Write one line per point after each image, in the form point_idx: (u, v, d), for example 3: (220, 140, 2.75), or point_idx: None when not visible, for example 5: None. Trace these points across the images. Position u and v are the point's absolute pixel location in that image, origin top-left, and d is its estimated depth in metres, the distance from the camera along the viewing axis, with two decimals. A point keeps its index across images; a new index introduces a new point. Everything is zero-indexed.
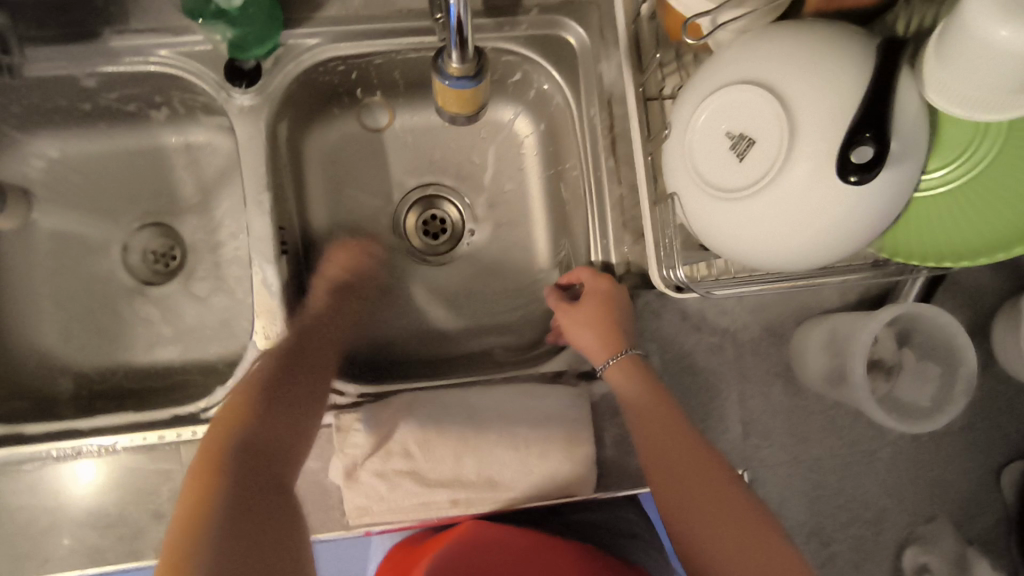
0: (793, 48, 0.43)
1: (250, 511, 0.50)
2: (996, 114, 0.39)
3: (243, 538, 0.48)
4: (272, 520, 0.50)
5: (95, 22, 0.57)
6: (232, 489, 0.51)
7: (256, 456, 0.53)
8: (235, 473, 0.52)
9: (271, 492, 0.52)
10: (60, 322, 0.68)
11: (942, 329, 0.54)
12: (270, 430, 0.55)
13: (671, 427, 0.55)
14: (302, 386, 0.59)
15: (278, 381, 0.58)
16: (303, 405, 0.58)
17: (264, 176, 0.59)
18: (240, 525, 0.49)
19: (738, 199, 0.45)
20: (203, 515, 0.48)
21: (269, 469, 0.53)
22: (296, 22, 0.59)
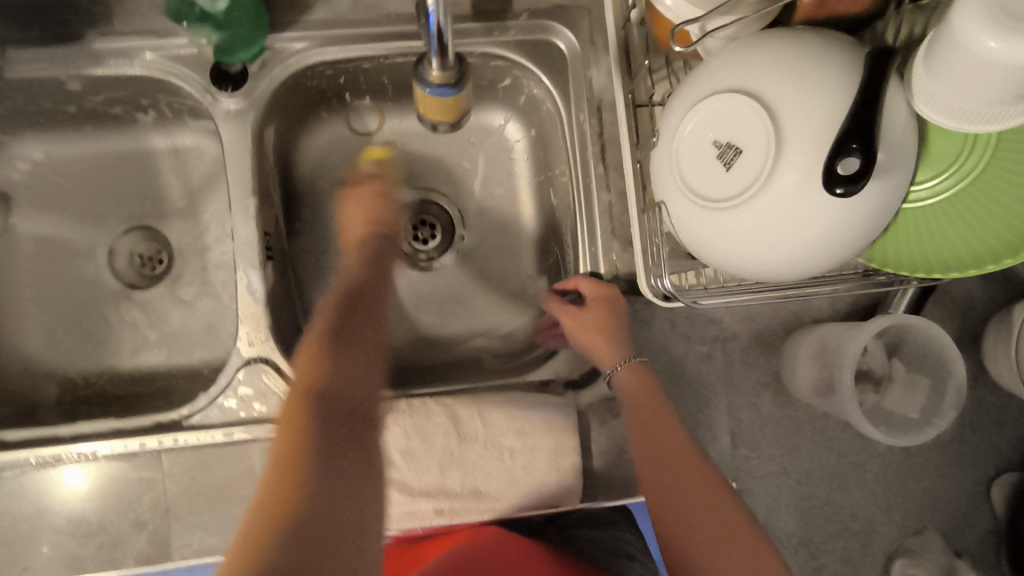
0: (781, 57, 0.43)
1: (343, 426, 0.43)
2: (985, 126, 0.39)
3: (349, 459, 0.41)
4: (347, 456, 0.42)
5: (79, 23, 0.57)
6: (326, 430, 0.42)
7: (332, 399, 0.45)
8: (325, 412, 0.44)
9: (352, 435, 0.44)
10: (45, 326, 0.67)
11: (932, 341, 0.53)
12: (343, 375, 0.47)
13: (666, 433, 0.53)
14: (359, 336, 0.51)
15: (336, 331, 0.51)
16: (361, 353, 0.50)
17: (249, 181, 0.59)
18: (333, 464, 0.40)
19: (725, 209, 0.44)
20: (307, 449, 0.41)
21: (345, 416, 0.45)
22: (284, 25, 0.58)
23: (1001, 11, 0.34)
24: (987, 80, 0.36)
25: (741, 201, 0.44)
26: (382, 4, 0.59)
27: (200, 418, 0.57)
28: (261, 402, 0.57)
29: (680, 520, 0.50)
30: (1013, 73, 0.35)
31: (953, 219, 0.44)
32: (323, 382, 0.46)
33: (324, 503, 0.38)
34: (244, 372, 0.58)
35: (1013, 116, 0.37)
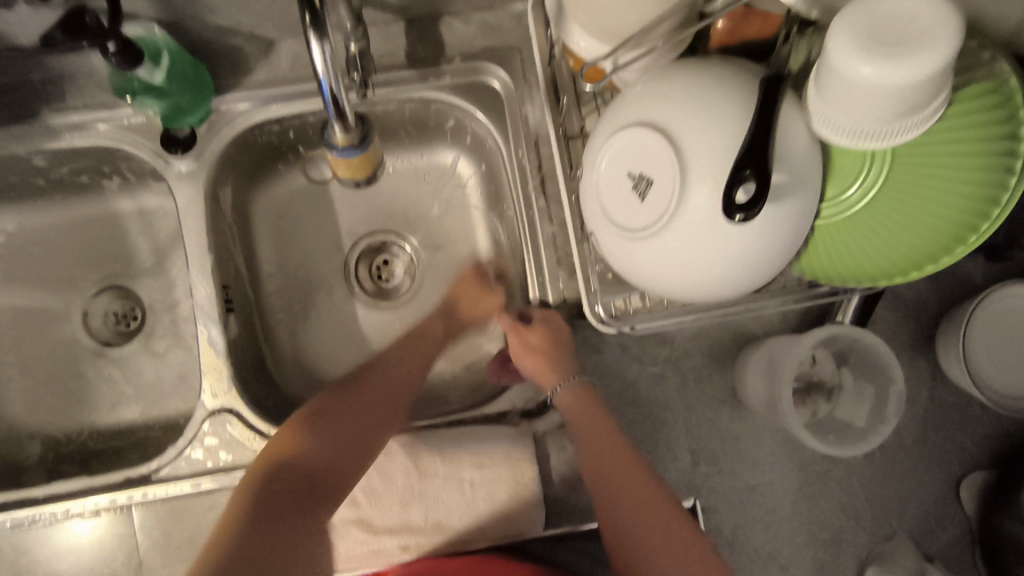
0: (682, 90, 0.44)
1: (280, 494, 0.53)
2: (872, 142, 0.40)
3: (263, 539, 0.50)
4: (291, 521, 0.52)
5: (34, 102, 0.59)
6: (263, 494, 0.53)
7: (296, 481, 0.54)
8: (289, 490, 0.53)
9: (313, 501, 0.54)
10: (26, 389, 0.70)
11: (873, 349, 0.54)
12: (323, 454, 0.55)
13: (614, 456, 0.54)
14: (357, 419, 0.58)
15: (338, 412, 0.58)
16: (358, 434, 0.58)
17: (204, 238, 0.61)
18: (259, 529, 0.50)
19: (643, 237, 0.46)
20: (242, 501, 0.52)
21: (323, 492, 0.54)
22: (227, 88, 0.61)
23: (868, 35, 0.36)
24: (867, 100, 0.37)
25: (654, 229, 0.45)
26: None
27: (169, 471, 0.59)
28: (227, 450, 0.59)
29: (640, 543, 0.51)
30: (889, 94, 0.36)
31: (879, 229, 0.45)
32: (291, 454, 0.55)
33: (254, 560, 0.49)
34: (208, 423, 0.60)
35: (893, 131, 0.39)
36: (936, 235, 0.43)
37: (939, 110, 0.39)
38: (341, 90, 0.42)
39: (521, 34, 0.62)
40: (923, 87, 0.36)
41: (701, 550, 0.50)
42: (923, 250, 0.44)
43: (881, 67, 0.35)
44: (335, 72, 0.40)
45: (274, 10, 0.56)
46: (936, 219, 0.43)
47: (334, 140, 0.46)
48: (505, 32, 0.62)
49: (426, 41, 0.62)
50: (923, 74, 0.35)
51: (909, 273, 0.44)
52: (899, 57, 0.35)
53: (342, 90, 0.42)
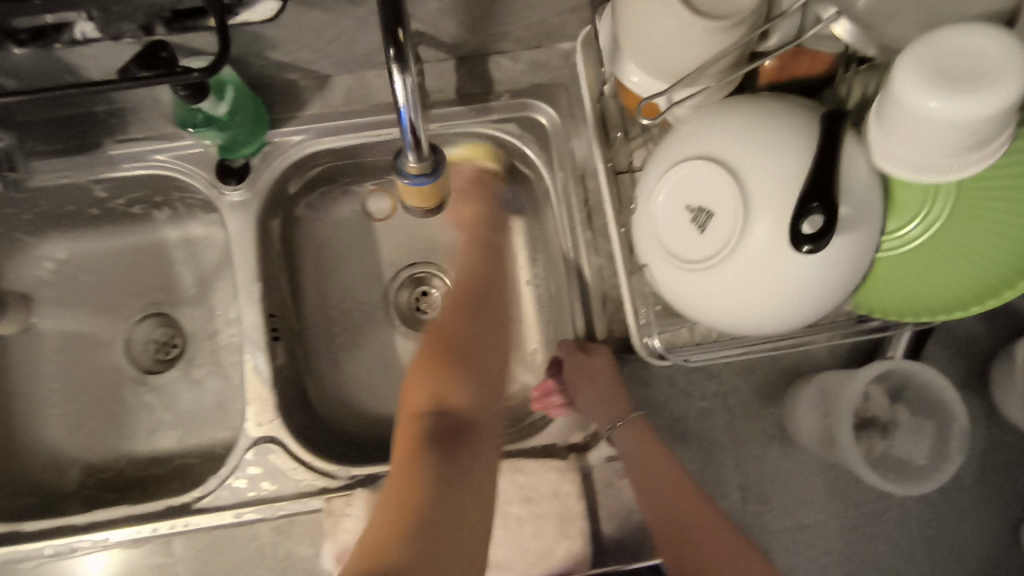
0: (741, 124, 0.45)
1: (451, 485, 0.53)
2: (927, 175, 0.40)
3: (457, 508, 0.52)
4: (477, 452, 0.56)
5: (96, 132, 0.61)
6: (438, 465, 0.54)
7: (455, 416, 0.59)
8: (432, 451, 0.55)
9: (463, 442, 0.57)
10: (65, 415, 0.70)
11: (931, 385, 0.53)
12: (473, 399, 0.61)
13: (674, 500, 0.53)
14: (467, 394, 0.61)
15: (445, 378, 0.61)
16: (489, 377, 0.63)
17: (254, 266, 0.62)
18: (456, 473, 0.54)
19: (704, 270, 0.46)
20: (417, 479, 0.53)
21: (455, 468, 0.54)
22: (282, 121, 0.62)
23: (935, 70, 0.36)
24: (933, 134, 0.38)
25: (717, 260, 0.45)
26: (371, 95, 0.62)
27: (211, 500, 0.58)
28: (270, 480, 0.58)
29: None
30: (956, 128, 0.37)
31: (937, 262, 0.45)
32: (438, 399, 0.60)
33: (450, 508, 0.51)
34: (252, 452, 0.59)
35: (945, 167, 0.39)
36: (1000, 269, 0.43)
37: (996, 152, 0.39)
38: (418, 120, 0.43)
39: (569, 71, 0.64)
40: (990, 122, 0.36)
41: None
42: (985, 285, 0.43)
43: (942, 97, 0.36)
44: (414, 102, 0.41)
45: (334, 46, 0.57)
46: (1000, 253, 0.43)
47: (404, 168, 0.46)
48: (553, 70, 0.64)
49: (476, 77, 0.64)
50: (992, 109, 0.35)
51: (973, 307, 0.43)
52: (968, 91, 0.36)
53: (419, 120, 0.43)
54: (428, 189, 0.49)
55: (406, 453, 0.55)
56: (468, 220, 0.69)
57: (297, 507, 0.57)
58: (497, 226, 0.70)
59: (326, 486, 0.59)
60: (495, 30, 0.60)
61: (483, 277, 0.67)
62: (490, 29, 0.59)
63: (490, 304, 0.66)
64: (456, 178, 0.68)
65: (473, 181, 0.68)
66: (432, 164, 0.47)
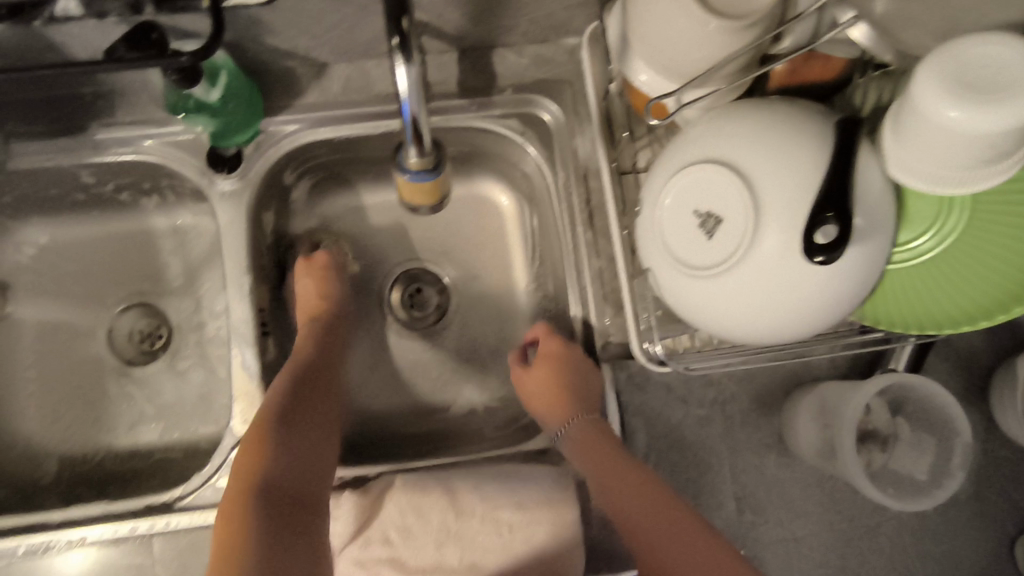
0: (752, 128, 0.44)
1: (284, 515, 0.50)
2: (934, 186, 0.39)
3: (279, 544, 0.49)
4: (296, 528, 0.50)
5: (81, 114, 0.59)
6: (283, 482, 0.52)
7: (297, 431, 0.55)
8: (269, 520, 0.50)
9: (295, 537, 0.50)
10: (43, 405, 0.67)
11: (936, 400, 0.52)
12: (294, 414, 0.56)
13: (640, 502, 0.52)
14: (290, 480, 0.52)
15: (281, 458, 0.53)
16: (327, 393, 0.60)
17: (243, 258, 0.60)
18: (296, 495, 0.52)
19: (710, 277, 0.45)
20: (258, 494, 0.51)
21: (290, 562, 0.48)
22: (277, 109, 0.60)
23: (959, 78, 0.35)
24: (951, 146, 0.37)
25: (725, 268, 0.44)
26: (370, 85, 0.60)
27: (193, 498, 0.56)
28: None
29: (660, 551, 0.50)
30: (977, 140, 0.35)
31: (945, 276, 0.45)
32: (279, 422, 0.55)
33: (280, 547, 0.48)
34: (237, 451, 0.57)
35: (952, 178, 0.38)
36: (1006, 285, 0.43)
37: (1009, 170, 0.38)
38: (423, 113, 0.41)
39: (574, 68, 0.62)
40: (1002, 138, 0.35)
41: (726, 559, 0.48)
42: (993, 300, 0.43)
43: (959, 104, 0.35)
44: (417, 95, 0.39)
45: (334, 33, 0.55)
46: (1007, 270, 0.43)
47: (407, 163, 0.44)
48: (558, 65, 0.62)
49: (478, 70, 0.62)
50: (1014, 122, 0.34)
51: (981, 321, 0.43)
52: (992, 103, 0.34)
53: (425, 114, 0.41)
54: (429, 186, 0.47)
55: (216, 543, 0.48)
56: (314, 304, 0.65)
57: None
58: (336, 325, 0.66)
59: None
60: (500, 22, 0.58)
61: (331, 356, 0.63)
62: (495, 20, 0.58)
63: (313, 386, 0.59)
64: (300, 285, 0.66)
65: (321, 277, 0.67)
66: (433, 161, 0.45)
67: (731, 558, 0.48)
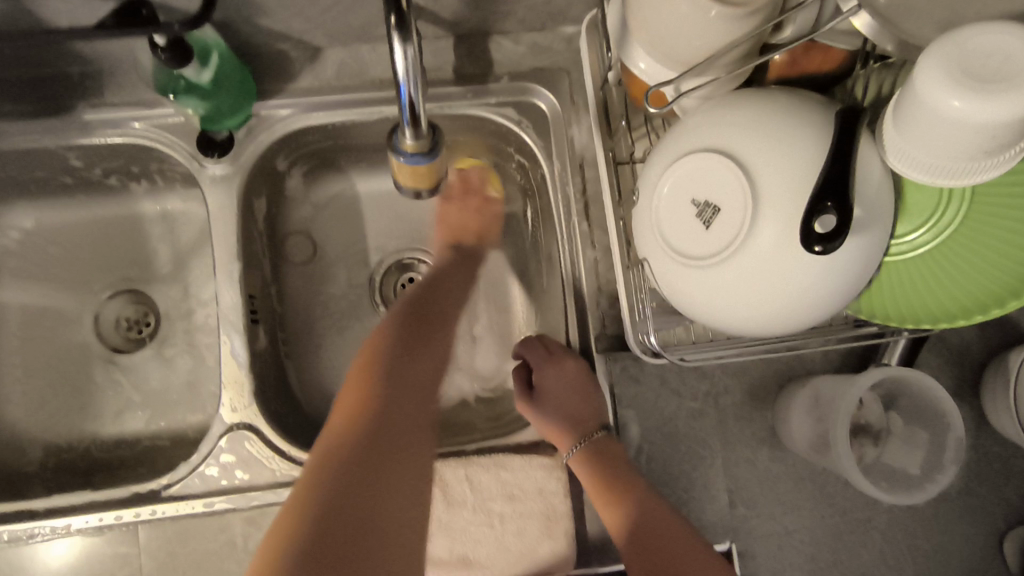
0: (751, 117, 0.43)
1: (385, 456, 0.51)
2: (927, 179, 0.40)
3: (357, 502, 0.47)
4: (399, 477, 0.50)
5: (69, 95, 0.57)
6: (386, 431, 0.52)
7: (399, 387, 0.56)
8: (402, 420, 0.54)
9: (407, 452, 0.52)
10: (27, 392, 0.66)
11: (930, 395, 0.52)
12: (402, 373, 0.57)
13: (631, 496, 0.53)
14: (411, 395, 0.56)
15: (393, 370, 0.57)
16: (437, 355, 0.61)
17: (234, 244, 0.59)
18: (389, 439, 0.52)
19: (706, 268, 0.44)
20: (345, 444, 0.50)
21: (378, 461, 0.50)
22: (270, 92, 0.59)
23: (963, 68, 0.35)
24: (949, 136, 0.36)
25: (721, 259, 0.44)
26: (366, 70, 0.59)
27: (180, 488, 0.56)
28: (243, 469, 0.56)
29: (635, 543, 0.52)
30: (979, 131, 0.35)
31: (940, 271, 0.45)
32: (382, 376, 0.56)
33: (368, 494, 0.48)
34: (226, 439, 0.57)
35: (946, 171, 0.38)
36: (998, 284, 0.43)
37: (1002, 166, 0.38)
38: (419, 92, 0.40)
39: (571, 56, 0.62)
40: (1001, 132, 0.35)
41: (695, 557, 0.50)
42: (985, 298, 0.43)
43: (963, 95, 0.35)
44: (412, 76, 0.39)
45: (329, 16, 0.54)
46: (1000, 268, 0.43)
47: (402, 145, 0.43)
48: (555, 53, 0.62)
49: (476, 57, 0.61)
50: (1012, 117, 0.34)
51: (975, 317, 0.43)
52: (994, 92, 0.34)
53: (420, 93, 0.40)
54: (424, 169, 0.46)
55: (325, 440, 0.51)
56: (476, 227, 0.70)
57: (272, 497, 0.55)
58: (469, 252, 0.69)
59: None
60: (497, 9, 0.57)
61: (455, 299, 0.66)
62: (492, 6, 0.57)
63: (441, 324, 0.63)
64: (453, 212, 0.69)
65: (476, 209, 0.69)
66: (427, 144, 0.46)
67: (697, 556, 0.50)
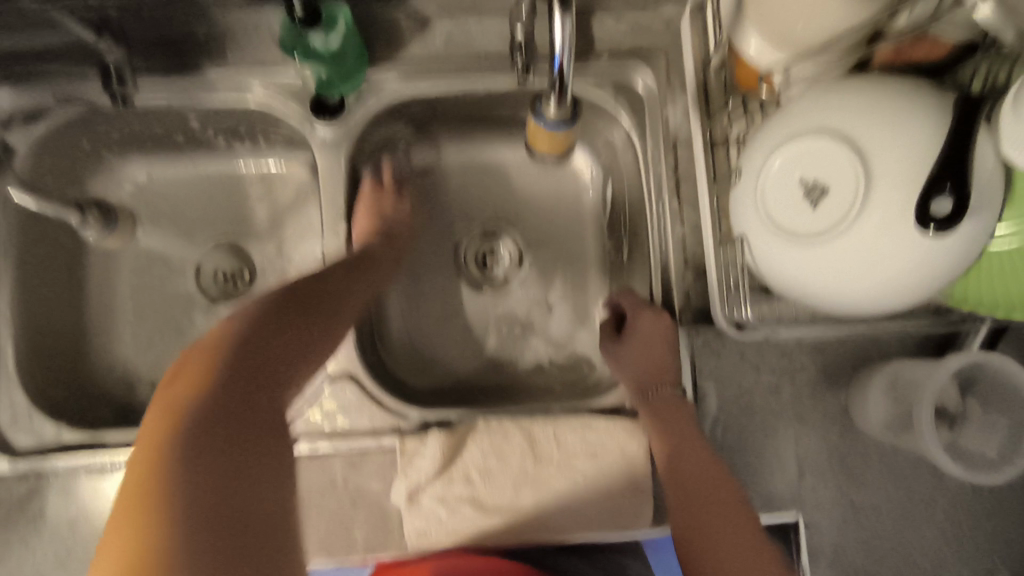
0: (867, 102, 0.45)
1: (214, 436, 0.39)
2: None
3: (210, 493, 0.37)
4: (251, 465, 0.40)
5: (196, 56, 0.61)
6: (223, 394, 0.41)
7: (253, 340, 0.45)
8: (225, 374, 0.42)
9: (267, 434, 0.42)
10: (136, 335, 0.71)
11: (1009, 379, 0.54)
12: (267, 314, 0.48)
13: (682, 440, 0.57)
14: (259, 407, 0.43)
15: (256, 333, 0.46)
16: (324, 306, 0.53)
17: (341, 204, 0.62)
18: (228, 420, 0.40)
19: (811, 246, 0.46)
20: (195, 394, 0.40)
21: (256, 424, 0.42)
22: (381, 61, 0.62)
23: None
24: None
25: (827, 238, 0.45)
26: (472, 43, 0.62)
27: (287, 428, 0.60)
28: (345, 416, 0.61)
29: (685, 485, 0.55)
30: None
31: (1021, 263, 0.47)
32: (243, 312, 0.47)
33: (214, 492, 0.37)
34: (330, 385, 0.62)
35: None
36: None
37: None
38: (568, 67, 0.46)
39: (670, 38, 0.64)
40: None
41: (735, 503, 0.53)
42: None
43: None
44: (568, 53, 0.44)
45: None
46: None
47: (545, 113, 0.52)
48: (654, 34, 0.64)
49: (576, 35, 0.64)
50: None
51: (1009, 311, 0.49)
52: None
53: (569, 67, 0.46)
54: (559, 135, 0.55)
55: (160, 393, 0.42)
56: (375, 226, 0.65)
57: (370, 442, 0.60)
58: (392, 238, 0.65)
59: (398, 428, 0.61)
60: None
61: (380, 276, 0.62)
62: None
63: (333, 297, 0.54)
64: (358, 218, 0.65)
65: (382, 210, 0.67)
66: (567, 113, 0.52)
67: (739, 504, 0.53)
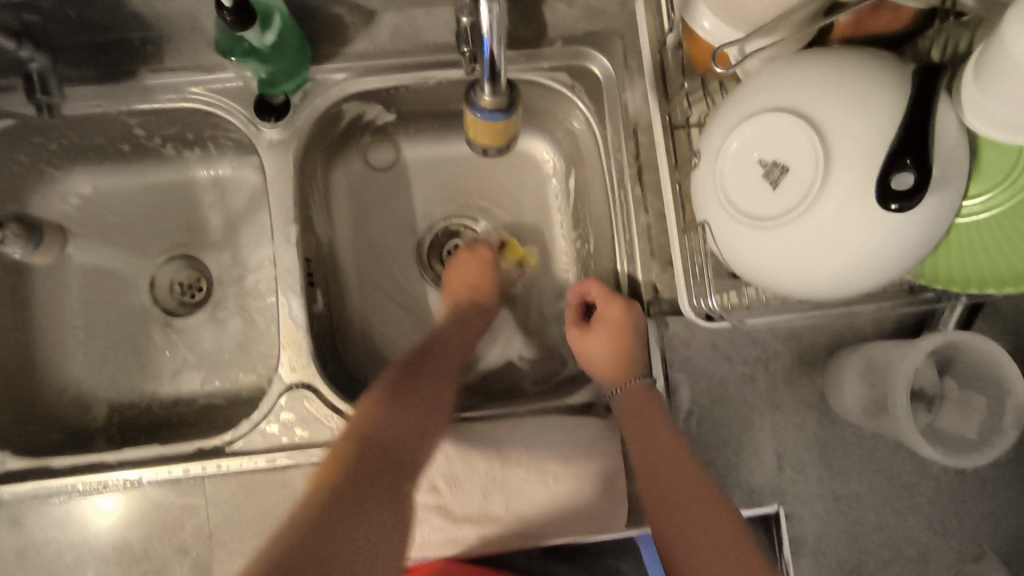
0: (824, 75, 0.43)
1: (331, 508, 0.46)
2: (995, 129, 0.39)
3: (312, 546, 0.43)
4: (359, 542, 0.45)
5: (131, 61, 0.58)
6: (357, 465, 0.50)
7: (375, 423, 0.53)
8: (358, 449, 0.51)
9: (376, 495, 0.48)
10: (88, 354, 0.68)
11: (987, 359, 0.52)
12: (390, 405, 0.55)
13: (655, 436, 0.54)
14: (381, 483, 0.49)
15: (380, 418, 0.53)
16: (433, 400, 0.57)
17: (291, 208, 0.60)
18: (359, 492, 0.48)
19: (772, 228, 0.44)
20: (350, 456, 0.50)
21: (387, 480, 0.50)
22: (326, 57, 0.60)
23: None
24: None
25: (788, 218, 0.43)
26: (419, 35, 0.60)
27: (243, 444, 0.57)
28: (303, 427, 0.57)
29: (658, 480, 0.53)
30: None
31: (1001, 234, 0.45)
32: (376, 388, 0.57)
33: (319, 542, 0.43)
34: (285, 398, 0.58)
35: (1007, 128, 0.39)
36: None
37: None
38: (500, 49, 0.44)
39: (626, 20, 0.61)
40: None
41: (708, 495, 0.51)
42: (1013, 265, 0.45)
43: None
44: (497, 34, 0.42)
45: None
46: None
47: (480, 102, 0.50)
48: (609, 17, 0.61)
49: (529, 21, 0.61)
50: None
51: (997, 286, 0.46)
52: None
53: (502, 50, 0.44)
54: (499, 127, 0.53)
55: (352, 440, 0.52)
56: (484, 287, 0.67)
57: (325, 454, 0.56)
58: (484, 312, 0.67)
59: None
60: None
61: (448, 377, 0.60)
62: None
63: (424, 377, 0.59)
64: (466, 263, 0.68)
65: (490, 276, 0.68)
66: (505, 101, 0.50)
67: (712, 494, 0.51)
